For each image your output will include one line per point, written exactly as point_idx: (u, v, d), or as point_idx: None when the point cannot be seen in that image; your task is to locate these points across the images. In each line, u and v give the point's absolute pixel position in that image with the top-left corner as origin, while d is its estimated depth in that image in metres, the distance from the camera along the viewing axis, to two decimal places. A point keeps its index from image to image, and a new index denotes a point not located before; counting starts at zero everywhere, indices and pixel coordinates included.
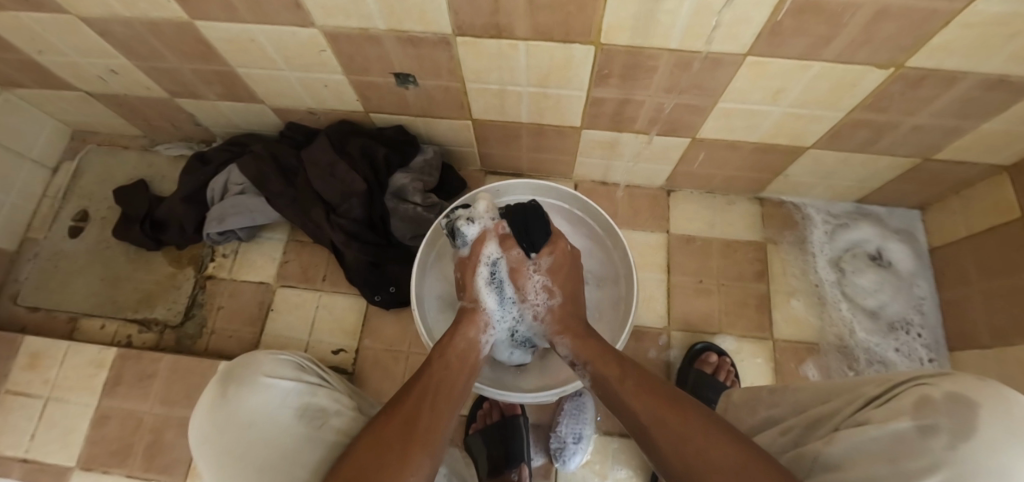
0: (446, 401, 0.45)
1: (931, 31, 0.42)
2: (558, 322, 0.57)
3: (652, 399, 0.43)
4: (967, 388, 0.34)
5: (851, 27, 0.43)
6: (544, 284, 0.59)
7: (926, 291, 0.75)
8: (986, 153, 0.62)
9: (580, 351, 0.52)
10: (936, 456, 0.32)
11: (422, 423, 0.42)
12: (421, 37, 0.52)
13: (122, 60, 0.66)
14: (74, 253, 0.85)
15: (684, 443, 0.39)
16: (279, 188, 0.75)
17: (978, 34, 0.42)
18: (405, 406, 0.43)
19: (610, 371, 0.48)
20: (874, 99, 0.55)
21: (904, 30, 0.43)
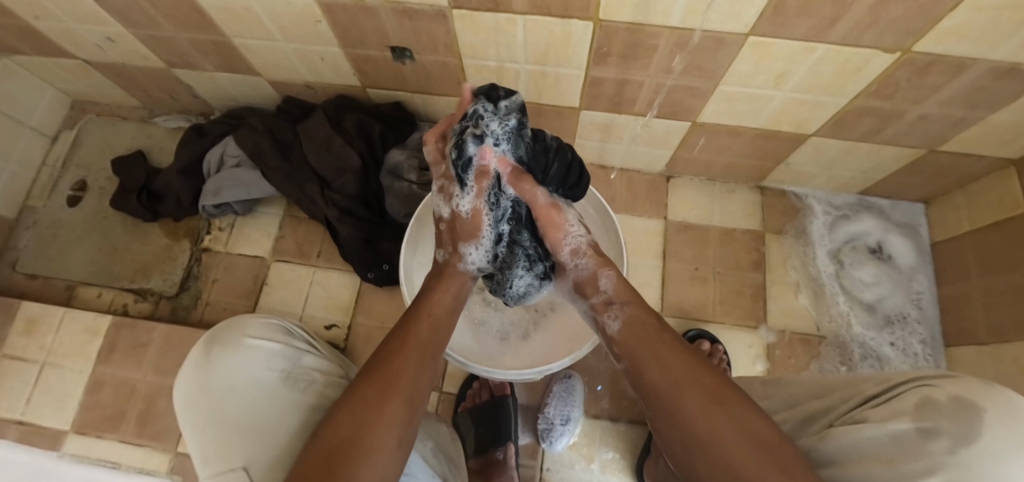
0: (427, 351, 0.44)
1: (940, 15, 0.41)
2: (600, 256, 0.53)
3: (688, 354, 0.42)
4: (972, 391, 0.33)
5: (858, 8, 0.42)
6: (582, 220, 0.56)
7: (925, 287, 0.74)
8: (995, 146, 0.60)
9: (623, 290, 0.49)
10: (933, 460, 0.31)
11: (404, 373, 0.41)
12: (417, 9, 0.51)
13: (118, 28, 0.65)
14: (72, 222, 0.86)
15: (715, 398, 0.37)
16: (273, 162, 0.74)
17: (987, 19, 0.41)
18: (383, 365, 0.41)
19: (648, 320, 0.46)
20: (880, 86, 0.53)
21: (912, 14, 0.41)
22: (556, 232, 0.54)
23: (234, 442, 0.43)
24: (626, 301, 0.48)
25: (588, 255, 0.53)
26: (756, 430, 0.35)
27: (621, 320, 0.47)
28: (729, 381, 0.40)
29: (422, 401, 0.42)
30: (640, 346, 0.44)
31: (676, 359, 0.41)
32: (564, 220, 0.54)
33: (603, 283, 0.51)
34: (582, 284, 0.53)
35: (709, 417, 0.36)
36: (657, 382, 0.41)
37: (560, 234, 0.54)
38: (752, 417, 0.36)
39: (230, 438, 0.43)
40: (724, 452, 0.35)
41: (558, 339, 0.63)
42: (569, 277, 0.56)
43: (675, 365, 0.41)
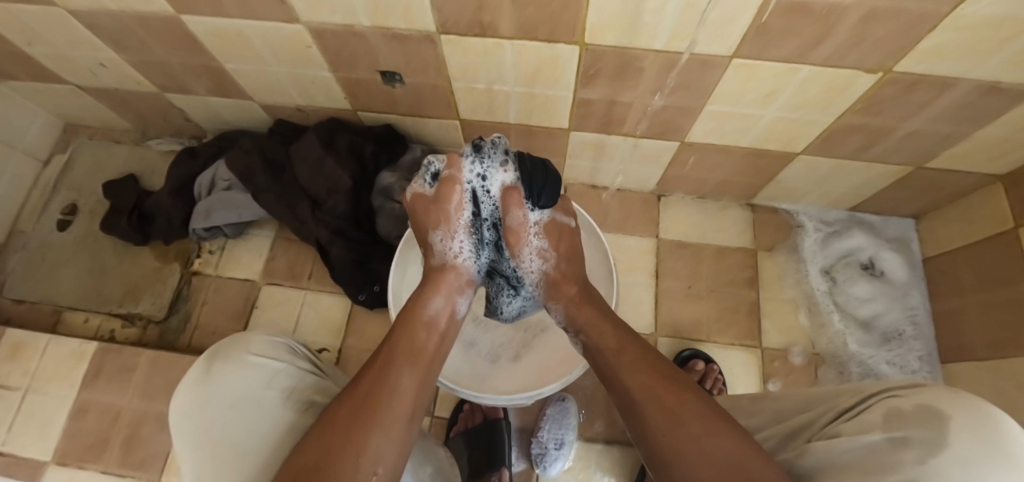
0: (405, 369, 0.42)
1: (921, 34, 0.43)
2: (553, 288, 0.54)
3: (659, 367, 0.42)
4: (940, 400, 0.32)
5: (842, 27, 0.43)
6: (541, 250, 0.54)
7: (920, 302, 0.73)
8: (981, 162, 0.61)
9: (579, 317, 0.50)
10: (907, 472, 0.29)
11: (381, 396, 0.39)
12: (406, 34, 0.54)
13: (112, 54, 0.68)
14: (61, 245, 0.85)
15: (688, 415, 0.37)
16: (263, 182, 0.73)
17: (969, 37, 0.42)
18: (359, 386, 0.40)
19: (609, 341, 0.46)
20: (864, 104, 0.54)
21: (898, 31, 0.43)
22: (514, 251, 0.54)
23: (227, 464, 0.41)
24: (582, 328, 0.49)
25: (541, 287, 0.55)
26: (728, 445, 0.34)
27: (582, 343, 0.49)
28: (710, 401, 0.39)
29: (406, 422, 0.39)
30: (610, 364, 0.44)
31: (651, 374, 0.41)
32: (529, 241, 0.54)
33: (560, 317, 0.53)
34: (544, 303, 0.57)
35: (682, 433, 0.36)
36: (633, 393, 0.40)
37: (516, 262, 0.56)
38: (727, 432, 0.35)
39: (224, 459, 0.41)
40: (690, 468, 0.34)
41: (550, 358, 0.62)
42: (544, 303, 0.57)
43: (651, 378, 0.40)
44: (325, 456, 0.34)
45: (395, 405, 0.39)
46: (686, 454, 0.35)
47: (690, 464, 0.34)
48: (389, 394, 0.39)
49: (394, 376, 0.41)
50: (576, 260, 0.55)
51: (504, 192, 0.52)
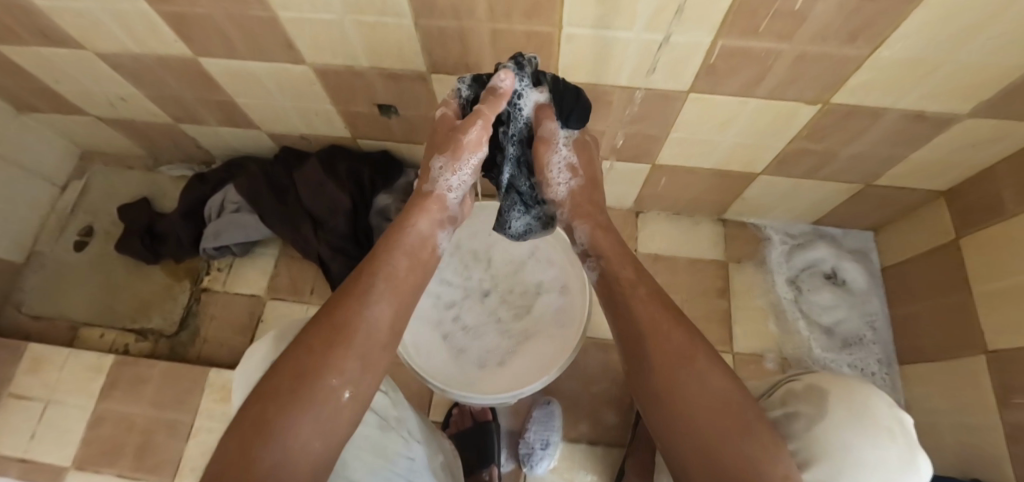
0: (384, 300, 0.41)
1: (847, 73, 0.52)
2: (580, 207, 0.54)
3: (666, 305, 0.44)
4: (822, 379, 0.38)
5: (782, 62, 0.52)
6: (569, 163, 0.53)
7: (878, 309, 0.79)
8: (925, 179, 0.67)
9: (600, 243, 0.51)
10: (797, 441, 0.35)
11: (356, 319, 0.39)
12: (400, 73, 0.62)
13: (132, 89, 0.75)
14: (78, 264, 0.91)
15: (680, 353, 0.39)
16: (270, 205, 0.79)
17: (890, 74, 0.51)
18: (337, 307, 0.39)
19: (625, 274, 0.48)
20: (810, 130, 0.61)
21: (828, 70, 0.52)
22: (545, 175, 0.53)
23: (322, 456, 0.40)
24: (604, 254, 0.51)
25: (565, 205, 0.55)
26: (720, 383, 0.37)
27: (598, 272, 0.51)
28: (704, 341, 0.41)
29: (381, 350, 0.39)
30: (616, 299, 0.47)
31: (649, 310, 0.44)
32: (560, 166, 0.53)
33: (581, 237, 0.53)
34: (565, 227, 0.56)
35: (677, 372, 0.39)
36: (632, 331, 0.43)
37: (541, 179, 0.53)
38: (723, 373, 0.38)
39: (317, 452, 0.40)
40: (678, 402, 0.38)
41: (533, 357, 0.62)
42: (560, 222, 0.57)
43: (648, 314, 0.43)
44: (298, 376, 0.34)
45: (371, 331, 0.39)
46: (670, 390, 0.38)
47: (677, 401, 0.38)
48: (366, 320, 0.39)
49: (373, 298, 0.41)
50: (597, 177, 0.56)
51: (537, 110, 0.49)
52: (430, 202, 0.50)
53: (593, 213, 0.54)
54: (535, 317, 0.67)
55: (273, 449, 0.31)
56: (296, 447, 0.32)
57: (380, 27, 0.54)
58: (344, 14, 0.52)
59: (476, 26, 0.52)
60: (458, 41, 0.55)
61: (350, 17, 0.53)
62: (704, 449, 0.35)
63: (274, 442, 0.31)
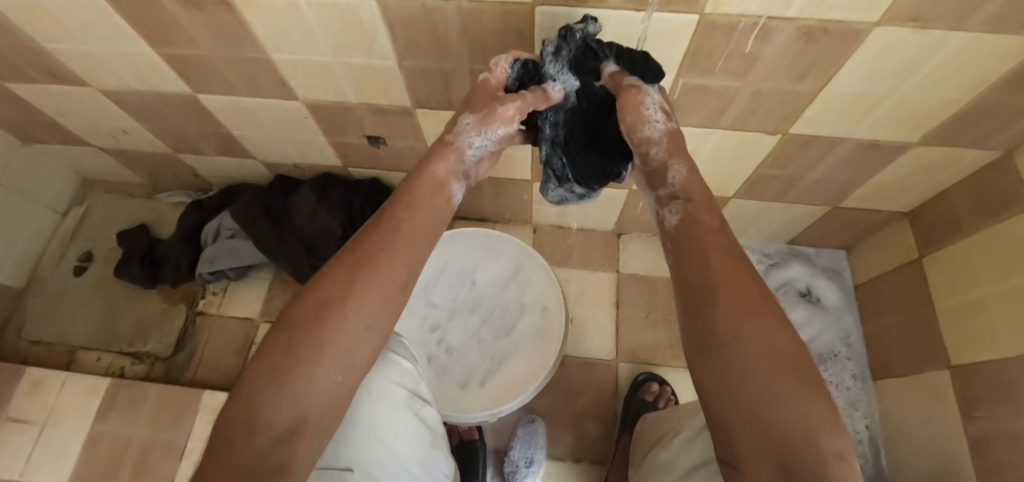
0: (405, 241, 0.38)
1: (803, 104, 0.56)
2: (677, 149, 0.42)
3: (740, 252, 0.36)
4: None
5: (740, 98, 0.56)
6: (663, 107, 0.43)
7: (851, 325, 0.82)
8: (886, 201, 0.71)
9: (697, 187, 0.40)
10: None
11: (376, 258, 0.37)
12: (387, 108, 0.66)
13: (134, 123, 0.78)
14: (76, 289, 0.93)
15: (753, 308, 0.32)
16: (264, 230, 0.82)
17: (841, 110, 0.56)
18: (361, 246, 0.38)
19: (708, 220, 0.38)
20: (774, 157, 0.65)
21: (781, 105, 0.56)
22: (633, 123, 0.42)
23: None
24: (693, 198, 0.40)
25: (653, 150, 0.42)
26: (783, 343, 0.30)
27: (681, 215, 0.40)
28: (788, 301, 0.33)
29: (400, 291, 0.37)
30: (688, 241, 0.38)
31: (721, 257, 0.35)
32: (654, 115, 0.41)
33: (671, 177, 0.42)
34: (644, 179, 0.45)
35: (742, 321, 0.31)
36: (696, 274, 0.35)
37: (629, 123, 0.42)
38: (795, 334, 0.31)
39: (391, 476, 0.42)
40: (738, 358, 0.30)
41: (519, 372, 0.66)
42: (639, 173, 0.46)
43: (717, 261, 0.35)
44: (317, 311, 0.34)
45: (391, 273, 0.37)
46: (735, 346, 0.30)
47: (734, 359, 0.30)
48: (386, 262, 0.37)
49: (393, 240, 0.38)
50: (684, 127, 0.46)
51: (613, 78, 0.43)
52: (448, 150, 0.45)
53: (688, 152, 0.43)
54: (515, 338, 0.69)
55: (291, 378, 0.32)
56: (315, 380, 0.32)
57: (367, 69, 0.59)
58: (333, 57, 0.57)
59: (456, 66, 0.57)
60: (439, 80, 0.60)
61: (338, 60, 0.58)
62: (754, 416, 0.28)
63: (296, 374, 0.32)
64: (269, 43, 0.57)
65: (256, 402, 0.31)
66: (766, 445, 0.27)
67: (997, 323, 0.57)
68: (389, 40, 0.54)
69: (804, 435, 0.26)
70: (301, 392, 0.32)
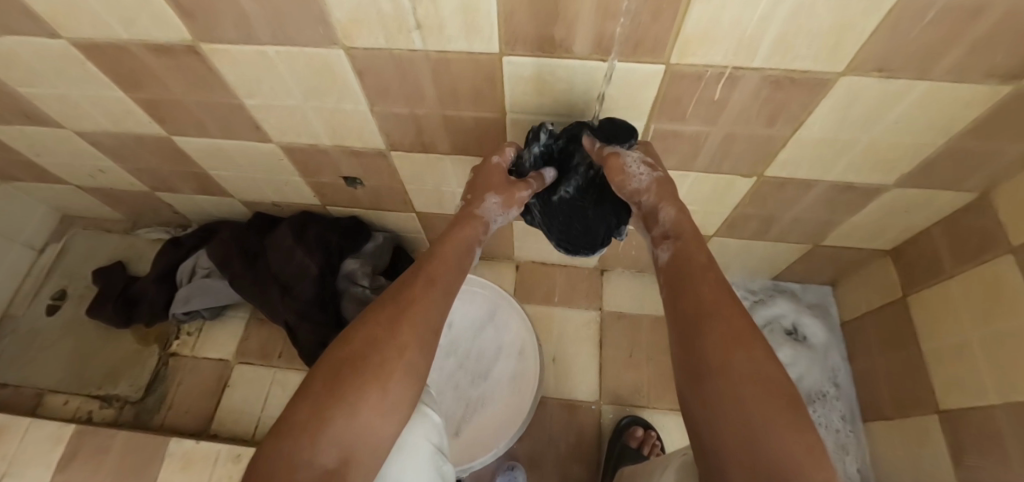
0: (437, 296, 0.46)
1: (776, 148, 0.55)
2: (665, 195, 0.49)
3: (722, 290, 0.41)
4: None
5: (711, 144, 0.56)
6: (643, 160, 0.49)
7: (839, 363, 0.81)
8: (866, 240, 0.71)
9: (683, 226, 0.48)
10: None
11: (414, 308, 0.44)
12: (362, 151, 0.66)
13: (110, 163, 0.78)
14: (48, 329, 0.91)
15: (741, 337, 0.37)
16: (239, 270, 0.81)
17: (813, 153, 0.55)
18: (400, 295, 0.45)
19: (697, 257, 0.45)
20: (751, 198, 0.65)
21: (754, 149, 0.56)
22: (623, 183, 0.48)
23: None
24: (683, 236, 0.48)
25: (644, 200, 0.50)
26: (772, 371, 0.35)
27: (672, 251, 0.47)
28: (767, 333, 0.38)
29: (433, 337, 0.44)
30: (682, 279, 0.44)
31: (709, 293, 0.41)
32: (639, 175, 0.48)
33: (662, 217, 0.49)
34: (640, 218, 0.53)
35: (727, 352, 0.36)
36: (690, 308, 0.41)
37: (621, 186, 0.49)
38: (773, 362, 0.36)
39: None
40: (730, 379, 0.34)
41: (500, 415, 0.68)
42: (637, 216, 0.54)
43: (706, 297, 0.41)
44: (366, 348, 0.40)
45: (425, 320, 0.44)
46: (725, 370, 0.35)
47: (726, 380, 0.34)
48: (422, 311, 0.44)
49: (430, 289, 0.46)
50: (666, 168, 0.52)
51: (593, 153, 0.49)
52: (473, 221, 0.56)
53: (674, 193, 0.49)
54: (492, 382, 0.71)
55: (339, 412, 0.36)
56: (359, 414, 0.36)
57: (339, 114, 0.59)
58: (305, 101, 0.57)
59: (428, 114, 0.57)
60: (411, 125, 0.59)
61: (310, 105, 0.58)
62: (749, 435, 0.31)
63: (344, 405, 0.37)
64: (240, 89, 0.57)
65: (306, 431, 0.35)
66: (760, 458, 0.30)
67: (983, 368, 0.56)
68: (360, 87, 0.53)
69: (789, 450, 0.30)
70: (346, 425, 0.36)
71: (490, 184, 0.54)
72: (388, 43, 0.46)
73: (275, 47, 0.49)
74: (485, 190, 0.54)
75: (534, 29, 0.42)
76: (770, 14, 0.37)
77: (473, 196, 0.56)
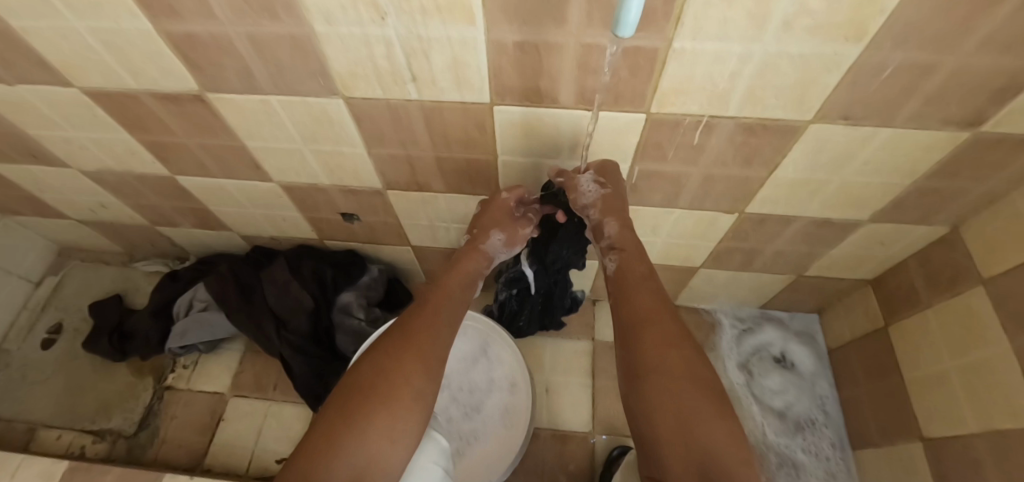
0: (440, 327, 0.50)
1: (755, 188, 0.58)
2: (614, 211, 0.54)
3: (661, 301, 0.49)
4: None
5: (691, 185, 0.59)
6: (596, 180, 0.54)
7: (827, 391, 0.83)
8: (847, 270, 0.73)
9: (627, 239, 0.54)
10: None
11: (420, 339, 0.47)
12: (358, 189, 0.68)
13: (112, 199, 0.80)
14: (42, 363, 0.91)
15: (677, 343, 0.44)
16: (235, 304, 0.82)
17: (790, 192, 0.58)
18: (406, 328, 0.48)
19: (639, 268, 0.52)
20: (734, 232, 0.67)
21: (732, 189, 0.59)
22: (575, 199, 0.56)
23: None
24: (626, 248, 0.54)
25: (592, 211, 0.56)
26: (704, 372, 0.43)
27: (617, 262, 0.54)
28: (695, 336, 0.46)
29: (438, 366, 0.46)
30: (627, 286, 0.51)
31: (654, 302, 0.48)
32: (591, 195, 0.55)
33: (607, 231, 0.55)
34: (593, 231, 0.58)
35: (666, 359, 0.43)
36: (635, 313, 0.48)
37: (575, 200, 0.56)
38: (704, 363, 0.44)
39: None
40: (668, 376, 0.42)
41: (499, 446, 0.70)
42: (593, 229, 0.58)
43: (650, 305, 0.48)
44: (375, 375, 0.42)
45: (430, 349, 0.47)
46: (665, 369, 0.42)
47: (666, 379, 0.42)
48: (428, 342, 0.47)
49: (434, 322, 0.50)
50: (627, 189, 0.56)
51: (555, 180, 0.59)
52: (478, 254, 0.60)
53: (622, 210, 0.55)
54: (485, 416, 0.73)
55: (353, 437, 0.38)
56: (373, 439, 0.38)
57: (335, 156, 0.61)
58: (304, 144, 0.60)
59: (422, 157, 0.60)
60: (406, 166, 0.62)
61: (309, 147, 0.60)
62: (685, 420, 0.39)
63: (358, 431, 0.38)
64: (242, 133, 0.59)
65: (323, 458, 0.36)
66: (693, 448, 0.37)
67: (962, 398, 0.58)
68: (357, 132, 0.56)
69: (718, 440, 0.37)
70: (361, 451, 0.37)
71: (490, 225, 0.60)
72: (385, 93, 0.49)
73: (278, 97, 0.51)
74: (492, 227, 0.59)
75: (521, 83, 0.45)
76: (739, 69, 0.40)
77: (479, 230, 0.61)
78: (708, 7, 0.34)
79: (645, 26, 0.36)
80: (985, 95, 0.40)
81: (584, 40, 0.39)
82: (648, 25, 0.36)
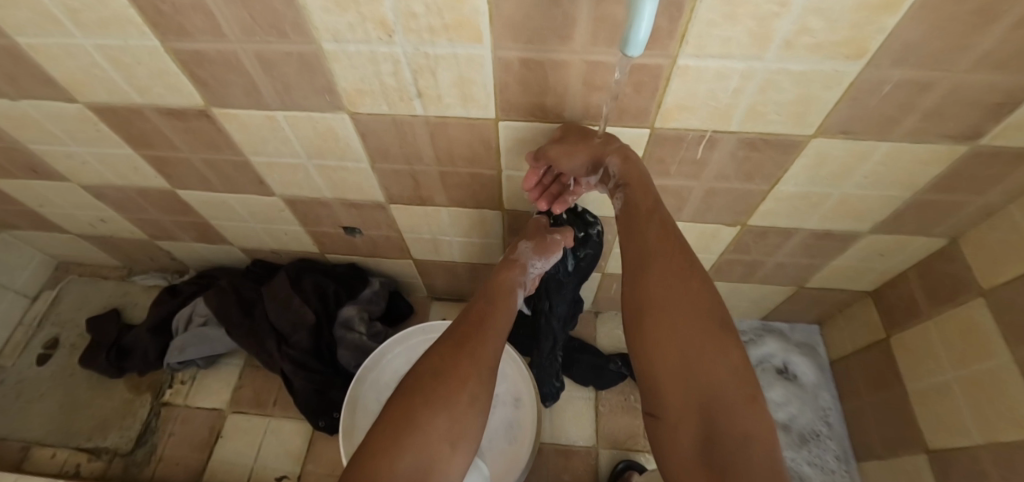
0: (495, 333, 0.48)
1: (757, 201, 0.58)
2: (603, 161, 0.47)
3: (673, 274, 0.43)
4: None
5: (693, 199, 0.60)
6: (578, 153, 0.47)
7: (830, 402, 0.83)
8: (848, 281, 0.73)
9: (631, 174, 0.46)
10: None
11: (473, 342, 0.46)
12: (361, 203, 0.68)
13: (111, 213, 0.79)
14: (37, 380, 0.90)
15: (683, 331, 0.41)
16: (236, 319, 0.82)
17: (790, 205, 0.59)
18: (462, 331, 0.47)
19: (643, 205, 0.47)
20: (736, 245, 0.68)
21: (733, 203, 0.59)
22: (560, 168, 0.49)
23: None
24: (631, 181, 0.46)
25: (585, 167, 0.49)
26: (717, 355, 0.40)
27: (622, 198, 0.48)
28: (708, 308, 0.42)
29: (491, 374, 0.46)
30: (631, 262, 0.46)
31: (660, 281, 0.43)
32: (580, 165, 0.48)
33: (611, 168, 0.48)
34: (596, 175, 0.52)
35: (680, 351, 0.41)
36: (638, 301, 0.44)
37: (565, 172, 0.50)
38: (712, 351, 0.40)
39: None
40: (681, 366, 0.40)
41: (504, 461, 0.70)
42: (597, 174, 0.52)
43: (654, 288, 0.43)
44: (433, 380, 0.42)
45: (485, 353, 0.46)
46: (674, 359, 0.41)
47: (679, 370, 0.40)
48: (481, 345, 0.46)
49: (489, 326, 0.49)
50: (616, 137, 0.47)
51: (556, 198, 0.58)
52: (514, 264, 0.57)
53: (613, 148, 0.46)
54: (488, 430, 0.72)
55: (415, 440, 0.38)
56: (432, 443, 0.39)
57: (339, 170, 0.61)
58: (308, 159, 0.60)
59: (426, 172, 0.60)
60: (410, 180, 0.62)
61: (312, 162, 0.60)
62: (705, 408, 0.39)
63: (419, 437, 0.39)
64: (245, 147, 0.59)
65: (389, 460, 0.37)
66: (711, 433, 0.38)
67: (966, 408, 0.58)
68: (362, 147, 0.56)
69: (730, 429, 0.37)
70: (420, 454, 0.38)
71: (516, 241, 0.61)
72: (390, 109, 0.49)
73: (283, 112, 0.51)
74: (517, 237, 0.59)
75: (526, 99, 0.46)
76: (742, 86, 0.41)
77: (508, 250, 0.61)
78: (712, 26, 0.34)
79: (651, 45, 0.37)
80: (982, 110, 0.41)
81: (589, 58, 0.40)
82: (654, 43, 0.37)
